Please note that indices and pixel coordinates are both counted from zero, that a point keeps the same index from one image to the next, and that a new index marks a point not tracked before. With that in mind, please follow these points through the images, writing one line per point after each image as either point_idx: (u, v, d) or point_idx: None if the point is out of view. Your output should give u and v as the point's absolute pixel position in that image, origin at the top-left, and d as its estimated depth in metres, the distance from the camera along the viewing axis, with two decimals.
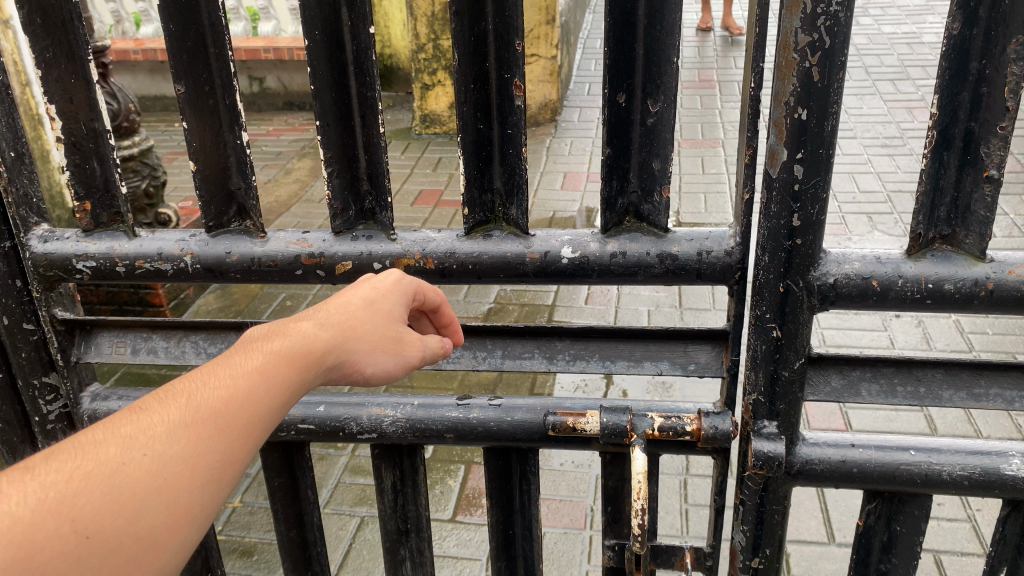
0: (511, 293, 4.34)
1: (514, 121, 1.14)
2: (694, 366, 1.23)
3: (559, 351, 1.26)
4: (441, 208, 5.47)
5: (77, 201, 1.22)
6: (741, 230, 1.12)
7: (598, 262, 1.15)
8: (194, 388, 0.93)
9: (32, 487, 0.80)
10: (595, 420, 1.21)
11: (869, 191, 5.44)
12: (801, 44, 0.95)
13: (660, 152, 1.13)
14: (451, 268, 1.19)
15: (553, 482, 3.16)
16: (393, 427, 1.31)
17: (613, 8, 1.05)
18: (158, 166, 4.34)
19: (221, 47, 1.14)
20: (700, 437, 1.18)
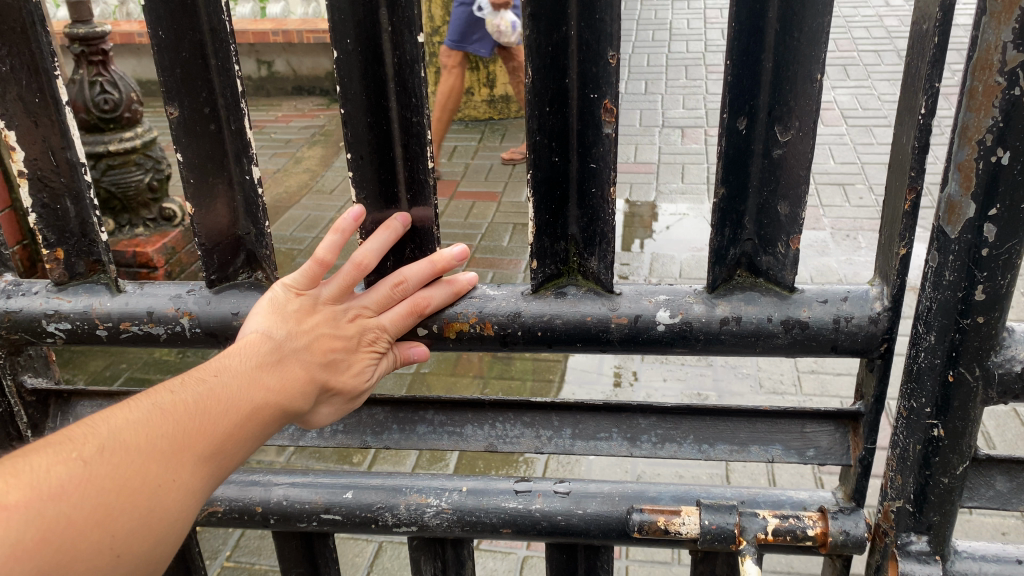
0: None
1: (599, 152, 0.94)
2: (813, 451, 1.06)
3: (643, 431, 1.11)
4: (458, 199, 5.24)
5: (48, 247, 1.04)
6: (897, 292, 0.91)
7: (701, 325, 0.95)
8: (220, 412, 0.92)
9: (83, 490, 0.83)
10: (693, 520, 0.99)
11: None
12: (1010, 65, 0.73)
13: (788, 194, 0.93)
14: (515, 335, 1.00)
15: None
16: (435, 518, 1.11)
17: (742, 10, 0.84)
18: (162, 158, 4.09)
19: (223, 58, 0.94)
20: (825, 543, 0.98)
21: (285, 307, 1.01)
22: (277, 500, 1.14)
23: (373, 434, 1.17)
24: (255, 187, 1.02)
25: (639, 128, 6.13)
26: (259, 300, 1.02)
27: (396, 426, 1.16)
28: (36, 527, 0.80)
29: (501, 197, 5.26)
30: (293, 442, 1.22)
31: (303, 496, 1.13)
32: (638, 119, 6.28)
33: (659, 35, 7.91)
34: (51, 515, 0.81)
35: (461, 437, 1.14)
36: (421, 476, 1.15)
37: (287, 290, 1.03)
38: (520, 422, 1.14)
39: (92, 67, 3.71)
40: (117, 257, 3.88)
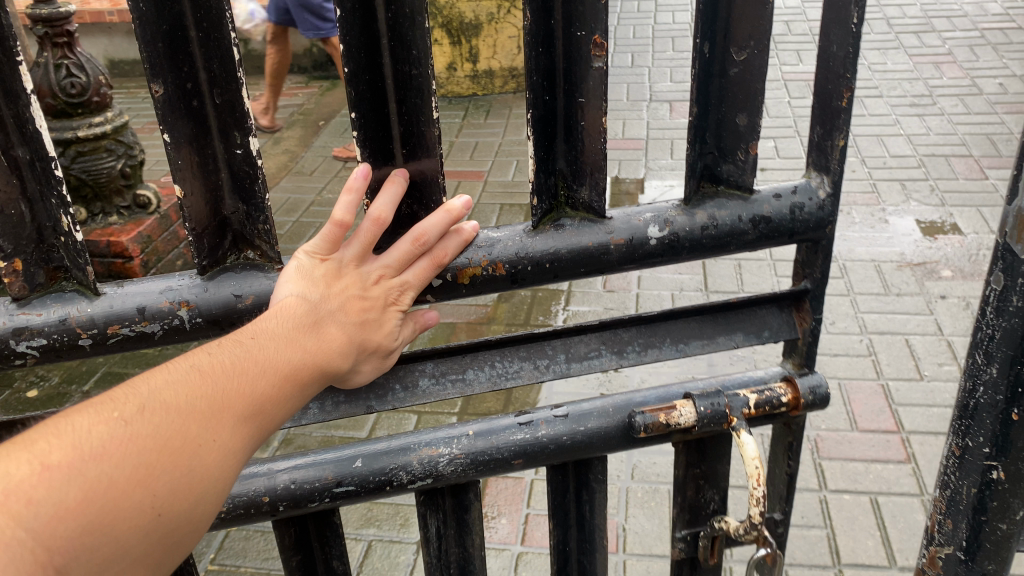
0: None
1: (586, 85, 1.06)
2: (768, 332, 1.29)
3: (628, 342, 1.25)
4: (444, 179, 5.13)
5: (4, 260, 1.01)
6: (832, 177, 1.17)
7: (686, 233, 1.13)
8: (258, 373, 0.96)
9: (125, 450, 0.87)
10: (689, 411, 1.21)
11: (900, 154, 5.14)
12: None
13: (745, 106, 1.14)
14: (524, 270, 1.10)
15: None
16: (449, 465, 1.20)
17: None
18: (134, 143, 3.95)
19: (208, 29, 0.95)
20: (798, 405, 1.26)
21: (312, 273, 1.06)
22: (284, 484, 1.17)
23: (378, 399, 1.19)
24: (252, 161, 1.04)
25: (626, 103, 6.01)
26: (287, 267, 1.06)
27: (398, 385, 1.20)
28: (80, 487, 0.84)
29: (488, 176, 5.16)
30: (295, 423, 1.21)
31: (310, 476, 1.17)
32: (625, 93, 6.17)
33: (643, 7, 7.79)
34: (94, 474, 0.85)
35: (466, 383, 1.21)
36: (423, 431, 1.22)
37: (311, 258, 1.07)
38: (518, 356, 1.23)
39: (58, 50, 3.55)
40: (90, 247, 3.77)
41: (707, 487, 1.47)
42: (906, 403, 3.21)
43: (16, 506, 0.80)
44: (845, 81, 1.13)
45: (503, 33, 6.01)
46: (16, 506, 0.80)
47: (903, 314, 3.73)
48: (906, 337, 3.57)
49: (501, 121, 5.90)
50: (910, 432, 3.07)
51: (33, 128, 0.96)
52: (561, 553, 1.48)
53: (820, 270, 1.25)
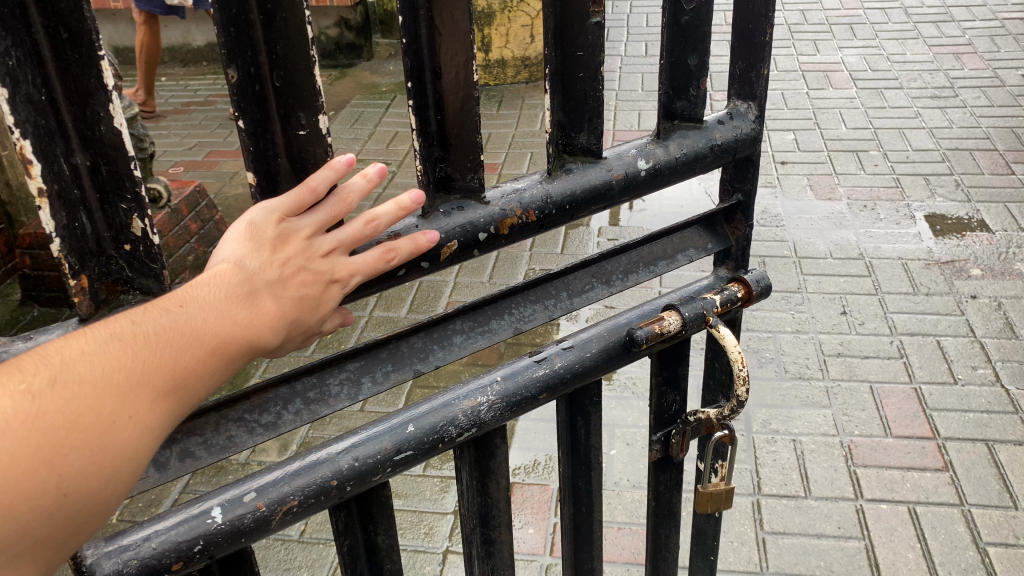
0: None
1: (589, 41, 1.11)
2: (707, 245, 1.44)
3: (611, 272, 1.34)
4: None
5: (72, 280, 0.86)
6: (756, 102, 1.33)
7: (665, 162, 1.22)
8: (185, 346, 0.85)
9: (27, 425, 0.75)
10: (676, 319, 1.27)
11: (922, 148, 5.04)
12: None
13: (695, 48, 1.28)
14: (551, 214, 1.12)
15: (608, 507, 2.75)
16: (489, 412, 1.15)
17: None
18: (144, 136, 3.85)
19: (275, 7, 0.89)
20: (749, 295, 1.41)
21: (262, 235, 0.94)
22: (350, 464, 1.04)
23: (422, 361, 1.15)
24: (319, 143, 0.97)
25: (641, 93, 5.91)
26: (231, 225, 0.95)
27: (437, 346, 1.17)
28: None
29: (501, 168, 5.06)
30: (353, 401, 1.10)
31: (370, 449, 1.06)
32: (640, 83, 6.06)
33: None
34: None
35: (493, 332, 1.22)
36: (453, 387, 1.16)
37: (266, 216, 0.95)
38: (529, 301, 1.26)
39: None
40: None
41: (669, 392, 1.55)
42: (940, 408, 3.13)
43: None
44: (765, 20, 1.28)
45: (516, 21, 5.90)
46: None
47: (933, 314, 3.64)
48: (936, 338, 3.49)
49: (514, 112, 5.79)
50: (945, 437, 3.00)
51: (103, 128, 0.82)
52: (573, 491, 1.50)
53: (750, 183, 1.43)
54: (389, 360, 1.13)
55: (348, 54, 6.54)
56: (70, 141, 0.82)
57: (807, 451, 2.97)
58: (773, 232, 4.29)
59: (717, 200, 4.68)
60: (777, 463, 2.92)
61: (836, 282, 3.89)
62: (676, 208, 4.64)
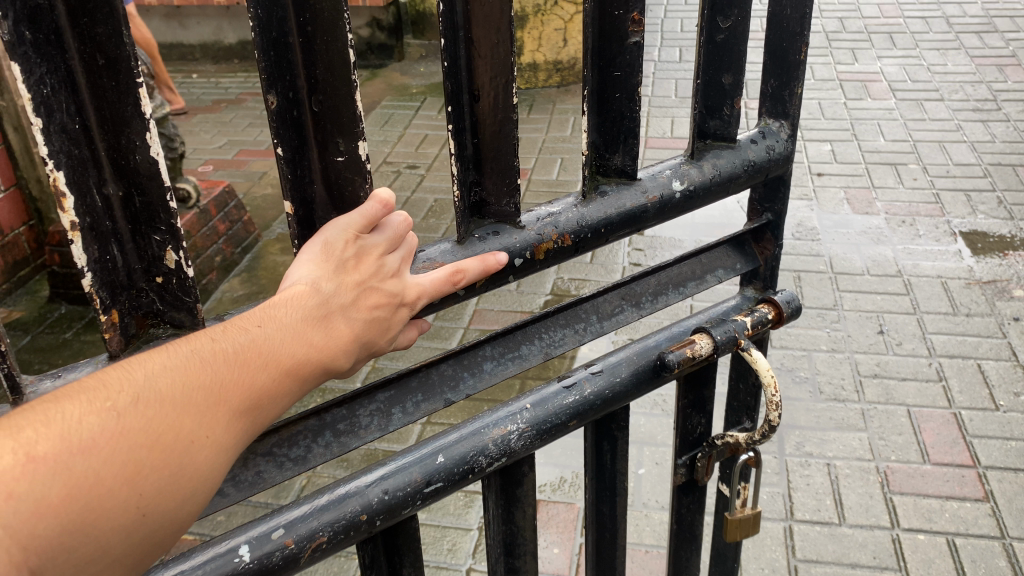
0: (570, 283, 4.03)
1: (627, 61, 1.09)
2: (738, 266, 1.38)
3: (642, 295, 1.27)
4: None
5: (105, 313, 0.86)
6: (789, 121, 1.32)
7: (701, 183, 1.20)
8: (260, 367, 0.91)
9: (111, 444, 0.81)
10: (706, 343, 1.22)
11: (963, 163, 4.91)
12: None
13: (730, 67, 1.25)
14: (586, 237, 1.10)
15: (635, 529, 2.68)
16: (519, 441, 1.09)
17: None
18: (175, 135, 3.83)
19: (317, 30, 0.86)
20: (780, 317, 1.35)
21: (334, 252, 0.98)
22: (379, 497, 0.99)
23: (452, 390, 1.08)
24: (356, 171, 0.95)
25: (674, 99, 5.83)
26: (310, 243, 0.97)
27: (467, 373, 1.10)
28: (62, 481, 0.78)
29: (531, 174, 5.00)
30: (382, 433, 1.03)
31: (400, 481, 1.00)
32: (673, 90, 5.98)
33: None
34: (79, 469, 0.79)
35: (521, 358, 1.14)
36: (482, 413, 1.10)
37: (342, 232, 0.98)
38: (558, 326, 1.19)
39: None
40: None
41: (694, 413, 1.47)
42: (981, 435, 3.02)
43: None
44: (799, 38, 1.27)
45: (549, 25, 5.86)
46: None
47: (974, 336, 3.53)
48: (978, 361, 3.38)
49: (544, 117, 5.74)
50: (987, 467, 2.90)
51: (137, 157, 0.82)
52: (597, 518, 1.42)
53: (781, 203, 1.38)
54: (418, 389, 1.06)
55: (379, 55, 6.52)
56: (103, 171, 0.82)
57: (842, 476, 2.88)
58: (809, 246, 4.20)
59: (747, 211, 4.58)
60: (810, 488, 2.84)
61: (874, 300, 3.79)
62: (709, 220, 4.55)
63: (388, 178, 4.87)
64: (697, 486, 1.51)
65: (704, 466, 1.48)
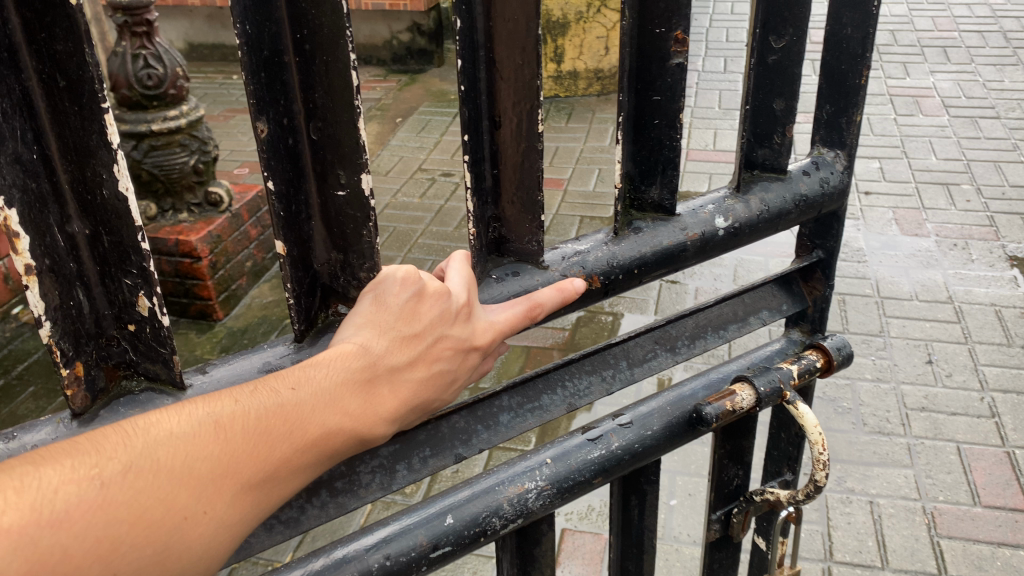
0: (604, 299, 3.92)
1: (667, 84, 1.05)
2: (783, 307, 1.36)
3: (678, 339, 1.24)
4: None
5: (69, 366, 0.81)
6: (847, 151, 1.28)
7: (747, 218, 1.16)
8: (281, 437, 0.85)
9: (95, 517, 0.76)
10: (747, 395, 1.16)
11: (1020, 184, 4.71)
12: None
13: (782, 91, 1.23)
14: (618, 278, 1.07)
15: (665, 565, 2.56)
16: (539, 500, 1.05)
17: None
18: (209, 138, 3.77)
19: (316, 50, 0.82)
20: (830, 365, 1.29)
21: (390, 304, 0.94)
22: (380, 562, 0.95)
23: (464, 444, 1.04)
24: (358, 209, 0.88)
25: (718, 111, 5.69)
26: (365, 292, 0.93)
27: (481, 426, 1.05)
28: (26, 557, 0.72)
29: (568, 185, 4.90)
30: (386, 492, 0.98)
31: (403, 546, 0.96)
32: (717, 101, 5.84)
33: (739, 9, 7.49)
34: (47, 544, 0.73)
35: (543, 409, 1.10)
36: (499, 468, 1.06)
37: (399, 282, 0.94)
38: (584, 372, 1.15)
39: (136, 39, 3.40)
40: (159, 245, 3.60)
41: (731, 465, 1.41)
42: None
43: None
44: (860, 61, 1.23)
45: (591, 33, 5.75)
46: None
47: None
48: None
49: (584, 126, 5.63)
50: None
51: (104, 192, 0.78)
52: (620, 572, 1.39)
53: (834, 239, 1.35)
54: (427, 444, 1.02)
55: (419, 60, 6.47)
56: (66, 207, 0.78)
57: (886, 516, 2.73)
58: (855, 268, 4.04)
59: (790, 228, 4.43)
60: (852, 528, 2.69)
61: (922, 327, 3.62)
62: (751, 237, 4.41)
63: (422, 186, 4.80)
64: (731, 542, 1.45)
65: (740, 522, 1.42)
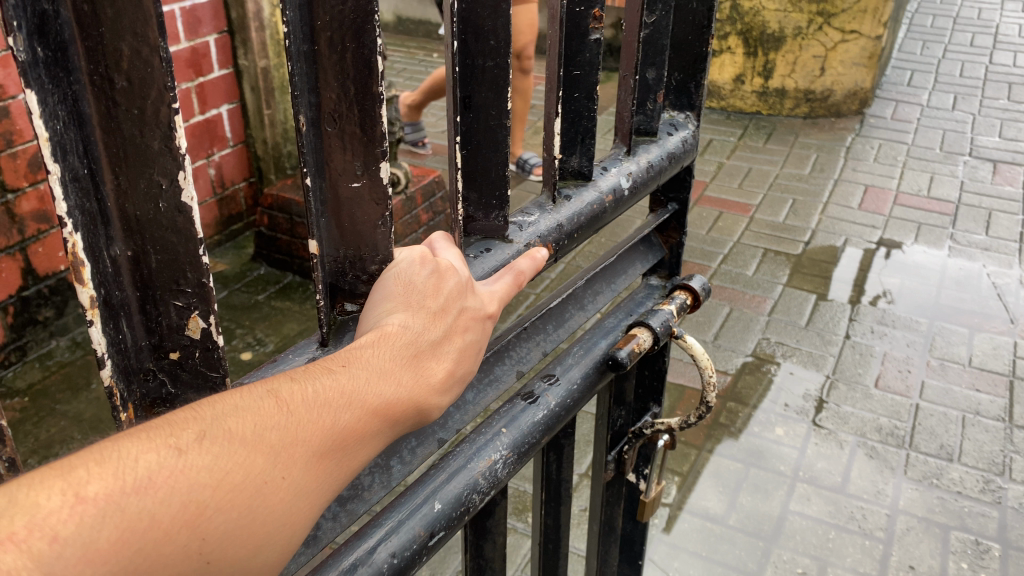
0: (778, 346, 3.54)
1: (586, 60, 1.07)
2: (648, 256, 1.42)
3: (584, 297, 1.25)
4: (703, 206, 4.60)
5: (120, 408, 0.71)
6: (695, 112, 1.37)
7: (641, 176, 1.22)
8: (345, 404, 0.77)
9: (180, 483, 0.66)
10: (646, 338, 1.22)
11: None
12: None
13: (654, 61, 1.26)
14: (565, 243, 1.08)
15: None
16: (505, 470, 1.00)
17: None
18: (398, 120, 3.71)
19: (343, 37, 0.74)
20: (697, 300, 1.38)
21: (417, 279, 0.88)
22: (388, 561, 0.85)
23: (443, 428, 0.98)
24: (376, 200, 0.83)
25: (939, 153, 5.15)
26: (387, 274, 0.87)
27: (453, 408, 1.00)
28: (116, 525, 0.62)
29: (756, 211, 4.55)
30: (386, 491, 0.91)
31: (404, 540, 0.87)
32: (939, 142, 5.28)
33: (982, 43, 6.79)
34: (135, 510, 0.63)
35: (497, 381, 1.08)
36: (468, 439, 0.99)
37: (414, 258, 0.89)
38: (524, 341, 1.13)
39: None
40: None
41: (617, 407, 1.46)
42: None
43: (37, 544, 0.58)
44: (707, 33, 1.31)
45: (808, 51, 5.35)
46: (36, 544, 0.58)
47: None
48: None
49: (783, 148, 5.22)
50: None
51: (161, 205, 0.67)
52: (541, 529, 1.36)
53: (686, 192, 1.42)
54: (412, 435, 0.95)
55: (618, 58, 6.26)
56: (111, 228, 0.66)
57: None
58: None
59: (1004, 294, 3.90)
60: None
61: None
62: (957, 302, 3.84)
63: None
64: (621, 477, 1.53)
65: (630, 457, 1.51)
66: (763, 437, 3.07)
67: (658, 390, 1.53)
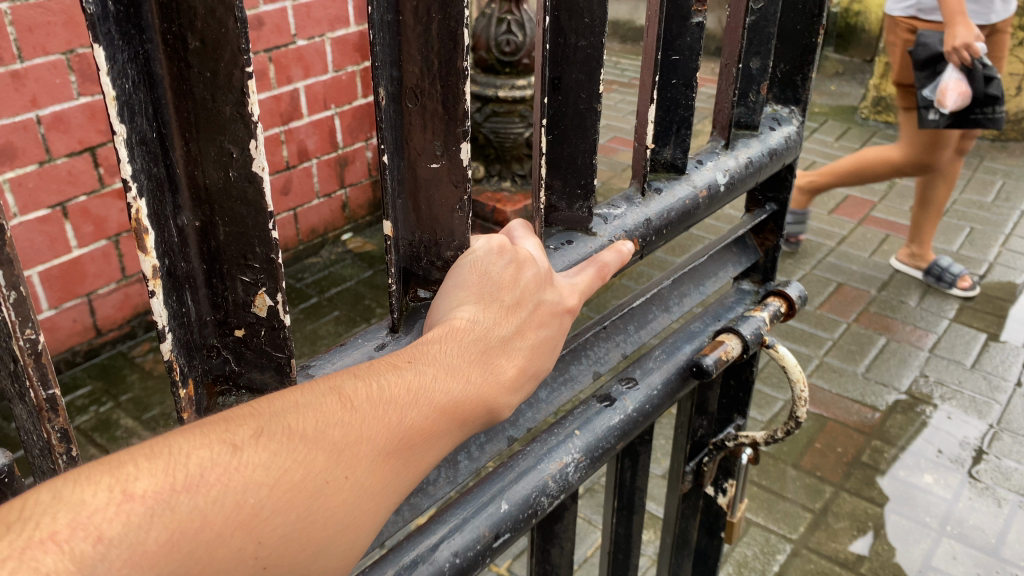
0: (935, 386, 3.25)
1: (687, 44, 1.00)
2: (742, 258, 1.33)
3: (669, 297, 1.17)
4: (867, 226, 4.31)
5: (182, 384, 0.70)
6: (800, 107, 1.28)
7: (738, 173, 1.14)
8: (410, 402, 0.75)
9: (233, 481, 0.65)
10: (734, 344, 1.14)
11: None
12: None
13: (759, 50, 1.19)
14: (651, 239, 1.02)
15: None
16: (577, 474, 0.94)
17: None
18: None
19: (429, 7, 0.71)
20: (790, 309, 1.29)
21: (493, 269, 0.86)
22: (451, 560, 0.81)
23: (514, 426, 0.93)
24: (455, 183, 0.78)
25: None
26: (461, 258, 0.84)
27: (527, 405, 0.95)
28: (166, 525, 0.60)
29: None
30: (453, 486, 0.87)
31: (469, 539, 0.83)
32: None
33: None
34: (186, 510, 0.62)
35: (573, 381, 1.01)
36: (535, 441, 0.93)
37: (490, 246, 0.86)
38: (603, 339, 1.06)
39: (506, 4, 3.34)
40: (478, 209, 3.67)
41: (697, 416, 1.38)
42: None
43: (80, 545, 0.56)
44: (816, 20, 1.23)
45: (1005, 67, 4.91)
46: (80, 545, 0.56)
47: None
48: None
49: (965, 172, 4.81)
50: None
51: (232, 173, 0.65)
52: (611, 536, 1.28)
53: (787, 192, 1.33)
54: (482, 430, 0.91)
55: None
56: (179, 195, 0.65)
57: None
58: None
59: None
60: None
61: None
62: None
63: None
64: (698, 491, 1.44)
65: (709, 471, 1.41)
66: (908, 480, 2.83)
67: (745, 402, 1.41)
